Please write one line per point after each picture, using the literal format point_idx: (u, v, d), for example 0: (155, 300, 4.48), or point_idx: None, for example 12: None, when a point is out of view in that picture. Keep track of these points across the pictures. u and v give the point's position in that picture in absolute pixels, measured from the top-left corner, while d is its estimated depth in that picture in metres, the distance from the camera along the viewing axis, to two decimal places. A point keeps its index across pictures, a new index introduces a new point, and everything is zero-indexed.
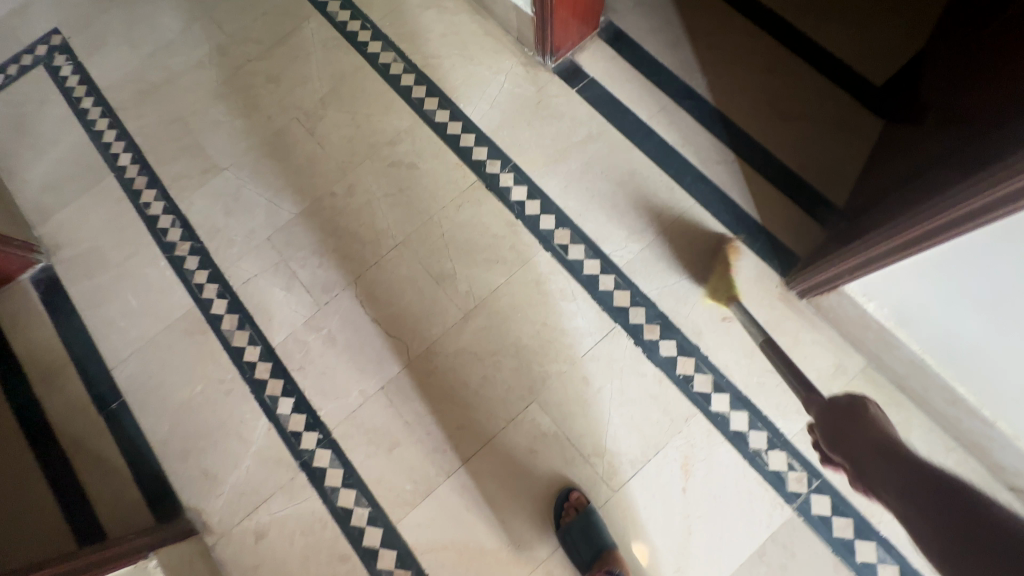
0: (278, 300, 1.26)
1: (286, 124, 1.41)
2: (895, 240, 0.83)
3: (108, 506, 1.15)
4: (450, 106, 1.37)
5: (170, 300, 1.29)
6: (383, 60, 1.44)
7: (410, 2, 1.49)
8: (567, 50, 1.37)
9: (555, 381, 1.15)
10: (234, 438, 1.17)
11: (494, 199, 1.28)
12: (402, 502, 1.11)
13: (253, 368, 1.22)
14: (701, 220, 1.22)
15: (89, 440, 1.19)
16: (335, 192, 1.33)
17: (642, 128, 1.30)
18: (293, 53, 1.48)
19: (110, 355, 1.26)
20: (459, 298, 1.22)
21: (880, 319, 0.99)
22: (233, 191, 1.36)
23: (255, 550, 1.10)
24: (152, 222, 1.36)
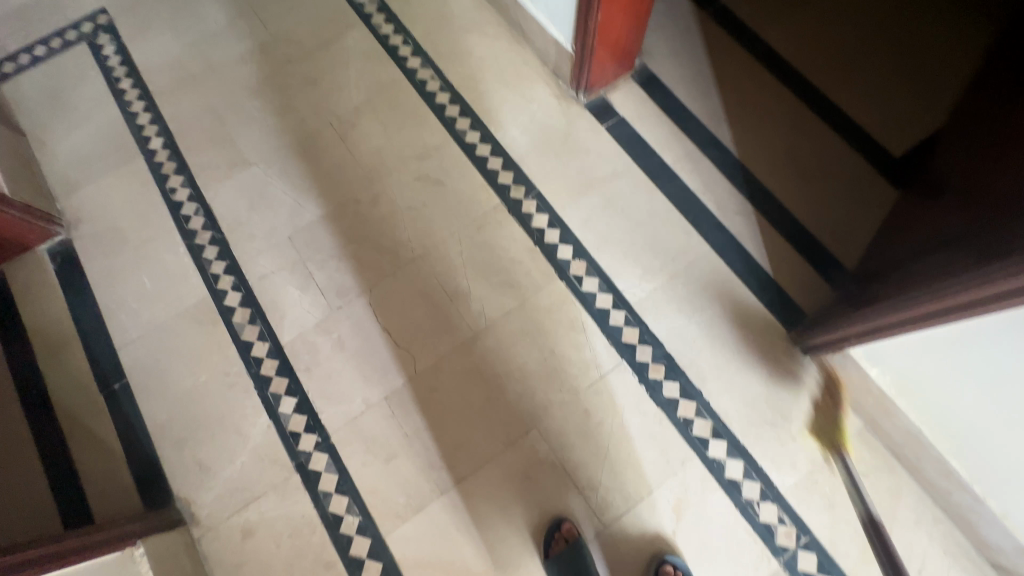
0: (292, 299, 1.27)
1: (318, 127, 1.44)
2: (903, 313, 0.86)
3: (97, 486, 1.14)
4: (481, 128, 1.41)
5: (184, 287, 1.30)
6: (420, 76, 1.48)
7: (453, 24, 1.53)
8: (600, 88, 1.41)
9: (557, 409, 1.16)
10: (232, 432, 1.18)
11: (515, 223, 1.31)
12: (393, 514, 1.11)
13: (259, 363, 1.23)
14: (715, 267, 1.25)
15: (87, 418, 1.19)
16: (360, 199, 1.36)
17: (665, 171, 1.34)
18: (333, 59, 1.51)
19: (118, 336, 1.26)
20: (470, 317, 1.24)
21: (882, 386, 1.02)
22: (259, 186, 1.39)
23: (240, 548, 1.10)
24: (176, 208, 1.38)
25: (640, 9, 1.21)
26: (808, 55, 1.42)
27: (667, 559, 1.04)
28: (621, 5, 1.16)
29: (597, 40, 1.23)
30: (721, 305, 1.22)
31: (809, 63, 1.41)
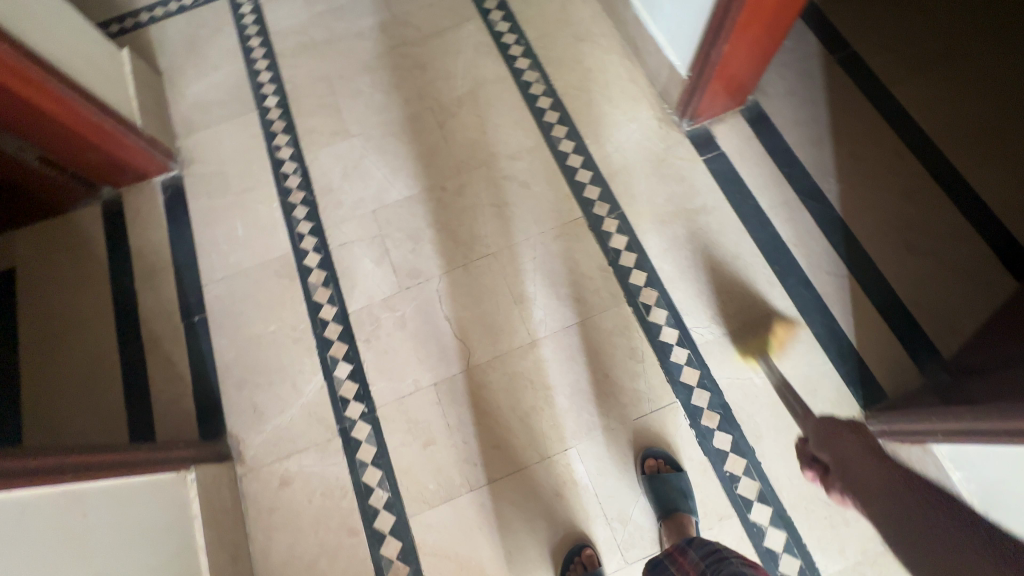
0: (366, 271, 1.32)
1: (420, 111, 1.48)
2: (980, 425, 0.80)
3: (163, 406, 1.23)
4: (577, 139, 1.40)
5: (271, 240, 1.38)
6: (526, 77, 1.49)
7: (568, 31, 1.53)
8: (706, 118, 1.37)
9: (600, 433, 1.14)
10: (289, 384, 1.24)
11: (592, 239, 1.30)
12: (421, 498, 1.13)
13: (325, 326, 1.28)
14: (793, 325, 1.19)
15: (166, 342, 1.29)
16: (446, 188, 1.39)
17: (758, 215, 1.28)
18: (446, 47, 1.55)
19: (206, 273, 1.36)
20: (531, 323, 1.24)
21: (964, 493, 0.93)
22: (355, 158, 1.45)
23: (275, 494, 1.15)
24: (277, 165, 1.46)
25: (768, 46, 1.16)
26: (941, 118, 1.32)
27: (648, 453, 1.11)
28: (749, 40, 1.12)
29: (716, 71, 1.20)
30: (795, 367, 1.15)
31: (940, 128, 1.31)
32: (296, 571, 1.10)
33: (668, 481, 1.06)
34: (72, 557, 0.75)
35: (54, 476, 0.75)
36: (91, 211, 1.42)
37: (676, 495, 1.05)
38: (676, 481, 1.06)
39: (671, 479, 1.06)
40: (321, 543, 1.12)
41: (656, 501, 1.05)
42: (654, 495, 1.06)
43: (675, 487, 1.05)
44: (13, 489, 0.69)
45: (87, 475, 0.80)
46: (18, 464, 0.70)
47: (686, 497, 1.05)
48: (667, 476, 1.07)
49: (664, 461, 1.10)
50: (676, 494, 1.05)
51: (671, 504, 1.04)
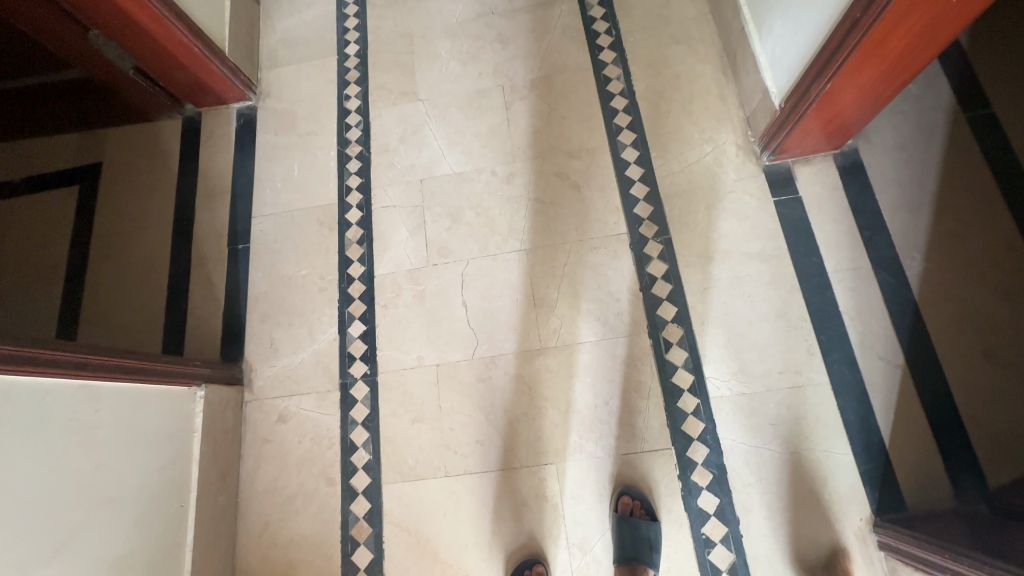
0: (400, 238, 1.34)
1: (490, 87, 1.44)
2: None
3: (196, 320, 1.33)
4: (642, 149, 1.32)
5: (321, 187, 1.42)
6: (608, 72, 1.40)
7: (665, 30, 1.41)
8: (791, 155, 1.23)
9: (583, 459, 1.12)
10: (306, 329, 1.30)
11: (630, 260, 1.23)
12: (398, 469, 1.17)
13: (350, 282, 1.32)
14: (822, 403, 1.09)
15: (210, 263, 1.38)
16: (496, 173, 1.36)
17: (819, 276, 1.16)
18: (533, 25, 1.49)
19: (257, 205, 1.43)
20: (544, 331, 1.21)
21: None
22: (417, 123, 1.44)
23: (272, 427, 1.23)
24: (343, 115, 1.49)
25: (882, 89, 1.01)
26: None
27: (625, 491, 1.08)
28: (861, 77, 0.97)
29: (813, 107, 1.05)
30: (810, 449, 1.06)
31: None
32: (274, 502, 1.19)
33: (636, 526, 1.03)
34: (61, 445, 0.83)
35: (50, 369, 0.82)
36: (173, 125, 1.52)
37: (642, 541, 1.03)
38: (647, 528, 1.04)
39: (643, 525, 1.04)
40: (300, 483, 1.19)
41: (620, 542, 1.04)
42: (620, 536, 1.04)
43: (643, 534, 1.03)
44: (12, 373, 0.76)
45: (90, 373, 0.88)
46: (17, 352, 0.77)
47: (651, 548, 1.03)
48: (640, 521, 1.04)
49: (640, 504, 1.06)
50: (641, 541, 1.03)
51: (635, 550, 1.03)
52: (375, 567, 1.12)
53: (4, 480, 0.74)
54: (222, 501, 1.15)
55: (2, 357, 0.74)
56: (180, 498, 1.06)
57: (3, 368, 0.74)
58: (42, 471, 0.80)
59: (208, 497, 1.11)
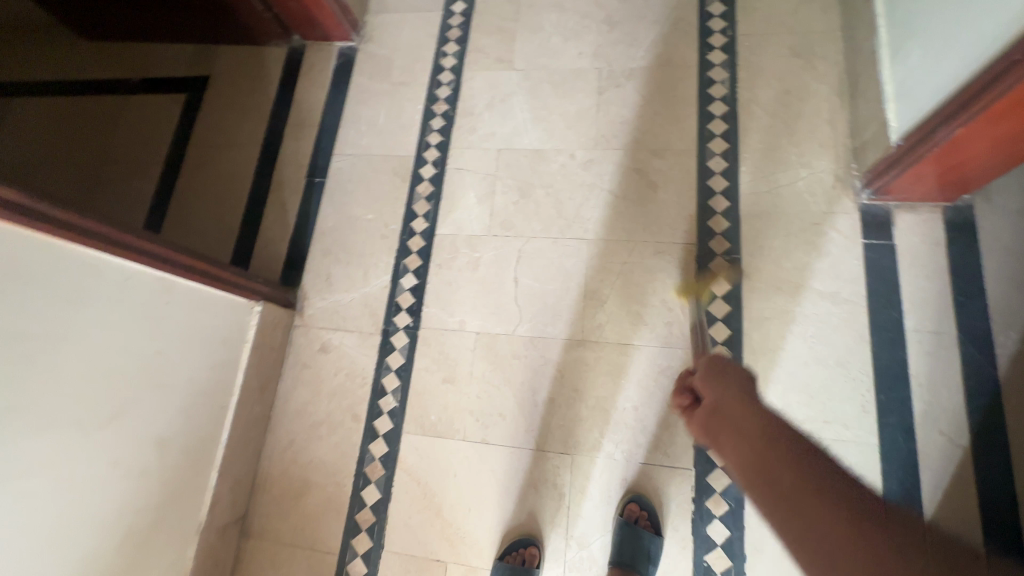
0: (467, 202, 1.35)
1: (587, 69, 1.41)
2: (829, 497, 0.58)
3: (264, 241, 1.41)
4: (732, 161, 1.25)
5: (402, 138, 1.45)
6: (713, 74, 1.34)
7: (784, 39, 1.32)
8: (895, 198, 1.13)
9: (599, 458, 1.11)
10: (362, 271, 1.35)
11: (692, 272, 1.19)
12: (419, 422, 1.21)
13: (411, 236, 1.35)
14: (862, 464, 1.03)
15: (287, 189, 1.45)
16: (574, 157, 1.34)
17: (894, 332, 1.08)
18: (645, 12, 1.43)
19: (340, 144, 1.48)
20: (588, 323, 1.20)
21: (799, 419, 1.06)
22: (506, 92, 1.44)
23: (313, 355, 1.30)
24: (437, 72, 1.50)
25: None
26: None
27: (634, 499, 1.07)
28: (1002, 129, 0.87)
29: (934, 152, 0.96)
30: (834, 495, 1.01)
31: None
32: (302, 424, 1.25)
33: (637, 534, 1.02)
34: (131, 326, 0.91)
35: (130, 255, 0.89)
36: (279, 52, 1.58)
37: (641, 551, 1.02)
38: (650, 540, 1.02)
39: (646, 535, 1.02)
40: (328, 412, 1.25)
41: (618, 546, 1.03)
42: (621, 540, 1.03)
43: (644, 545, 1.02)
44: (91, 250, 0.84)
45: (165, 267, 0.95)
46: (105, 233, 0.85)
47: (649, 560, 1.02)
48: (643, 531, 1.03)
49: (646, 515, 1.05)
50: (639, 551, 1.02)
51: (632, 558, 1.01)
52: (381, 507, 1.17)
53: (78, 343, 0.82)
54: (257, 412, 1.23)
55: (84, 232, 0.82)
56: (222, 400, 1.14)
57: (86, 243, 0.83)
58: (112, 345, 0.88)
59: (247, 405, 1.19)
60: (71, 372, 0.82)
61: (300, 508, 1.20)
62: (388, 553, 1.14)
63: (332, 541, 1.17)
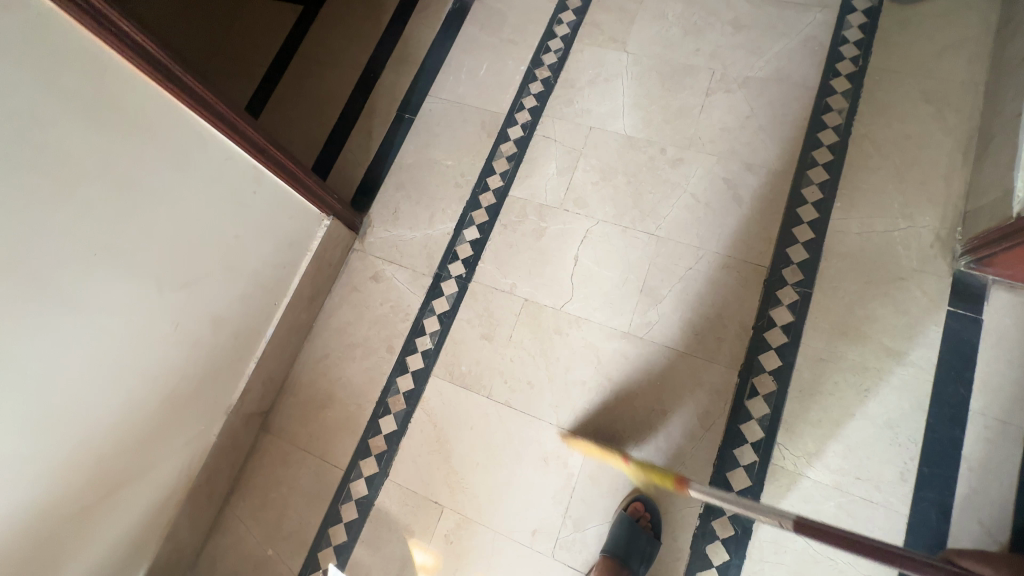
0: (546, 172, 1.35)
1: (700, 68, 1.37)
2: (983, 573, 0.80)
3: (344, 162, 1.45)
4: (827, 194, 1.20)
5: (497, 95, 1.45)
6: (831, 102, 1.27)
7: (917, 82, 1.24)
8: (996, 272, 1.06)
9: (616, 451, 1.11)
10: (429, 213, 1.37)
11: (757, 294, 1.16)
12: (450, 370, 1.23)
13: (484, 191, 1.36)
14: (885, 532, 0.98)
15: (376, 118, 1.48)
16: (665, 153, 1.31)
17: (957, 408, 1.02)
18: (776, 22, 1.37)
19: (437, 86, 1.49)
20: (638, 318, 1.19)
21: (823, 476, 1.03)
22: (612, 72, 1.41)
23: (364, 281, 1.33)
24: (548, 37, 1.49)
25: None
26: None
27: (639, 498, 1.06)
28: None
29: None
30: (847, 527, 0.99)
31: None
32: (339, 342, 1.29)
33: (635, 531, 1.02)
34: (221, 205, 0.96)
35: (233, 136, 0.93)
36: None
37: (636, 550, 1.01)
38: (647, 540, 1.02)
39: (645, 536, 1.02)
40: (366, 337, 1.29)
41: (615, 540, 1.01)
42: (618, 534, 1.02)
43: (640, 544, 1.01)
44: (202, 122, 0.88)
45: (258, 157, 0.99)
46: (216, 108, 0.89)
47: (641, 559, 1.01)
48: (643, 531, 1.02)
49: (648, 516, 1.04)
50: (633, 548, 1.00)
51: (625, 554, 1.00)
52: (394, 438, 1.20)
53: (173, 208, 0.88)
54: (302, 319, 1.27)
55: (201, 103, 0.87)
56: (276, 298, 1.19)
57: (198, 112, 0.86)
58: (200, 217, 0.93)
59: (295, 310, 1.24)
60: (157, 230, 0.86)
61: (319, 418, 1.25)
62: (391, 483, 1.17)
63: (342, 457, 1.21)
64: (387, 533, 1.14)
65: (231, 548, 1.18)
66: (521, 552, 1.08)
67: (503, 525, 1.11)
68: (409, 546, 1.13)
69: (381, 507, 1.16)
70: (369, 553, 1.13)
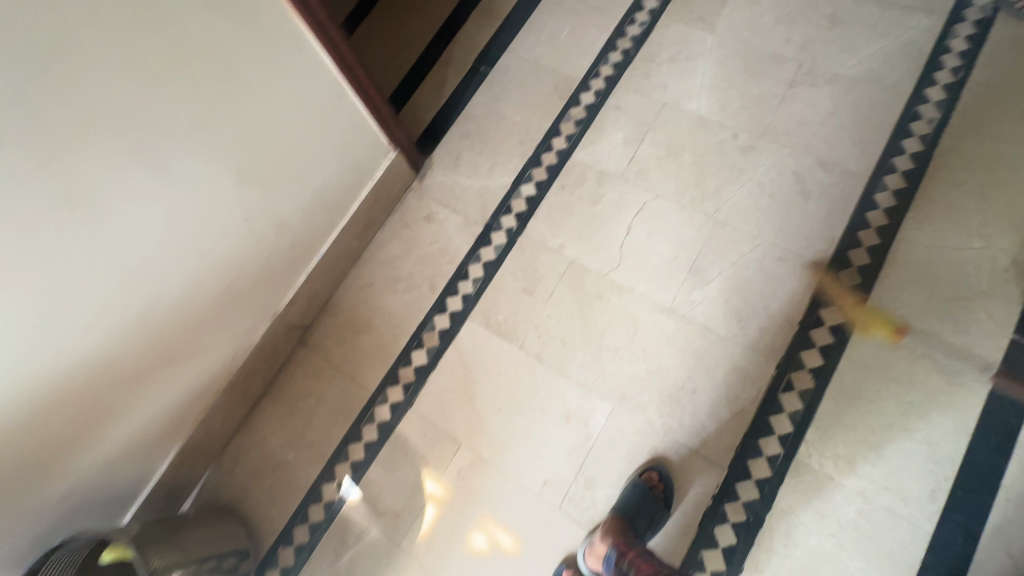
0: (612, 141, 1.35)
1: (787, 59, 1.33)
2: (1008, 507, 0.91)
3: (415, 105, 1.48)
4: (902, 203, 1.16)
5: (575, 59, 1.45)
6: (922, 109, 1.22)
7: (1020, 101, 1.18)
8: None
9: (638, 420, 1.11)
10: (489, 165, 1.39)
11: (809, 291, 1.13)
12: (486, 317, 1.25)
13: (547, 150, 1.37)
14: (904, 547, 0.96)
15: (453, 67, 1.51)
16: (736, 138, 1.29)
17: (1003, 437, 0.98)
18: (876, 21, 1.32)
19: (516, 43, 1.50)
20: (682, 297, 1.18)
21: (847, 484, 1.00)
22: (695, 52, 1.39)
23: (417, 219, 1.36)
24: (635, 10, 1.47)
25: None
26: None
27: (654, 466, 1.06)
28: None
29: None
30: (868, 536, 0.97)
31: None
32: (384, 273, 1.33)
33: (646, 496, 1.02)
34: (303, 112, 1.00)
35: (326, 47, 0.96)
36: None
37: (645, 513, 1.01)
38: (657, 507, 1.03)
39: (655, 502, 1.03)
40: (410, 273, 1.32)
41: (625, 500, 1.03)
42: (630, 495, 1.03)
43: (650, 508, 1.02)
44: (302, 26, 0.92)
45: (344, 73, 1.02)
46: (316, 15, 0.92)
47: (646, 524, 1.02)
48: (655, 498, 1.03)
49: (660, 485, 1.05)
50: (641, 511, 1.01)
51: (634, 513, 1.01)
52: (423, 372, 1.24)
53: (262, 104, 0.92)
54: (354, 245, 1.31)
55: (304, 7, 0.90)
56: (335, 218, 1.23)
57: (301, 16, 0.90)
58: (283, 119, 0.97)
59: (349, 234, 1.28)
60: (244, 121, 0.91)
61: (355, 342, 1.29)
62: (413, 413, 1.21)
63: (370, 381, 1.25)
64: (403, 459, 1.18)
65: (256, 447, 1.24)
66: (529, 499, 1.11)
67: (516, 471, 1.13)
68: (422, 475, 1.16)
69: (401, 433, 1.20)
70: (383, 474, 1.18)
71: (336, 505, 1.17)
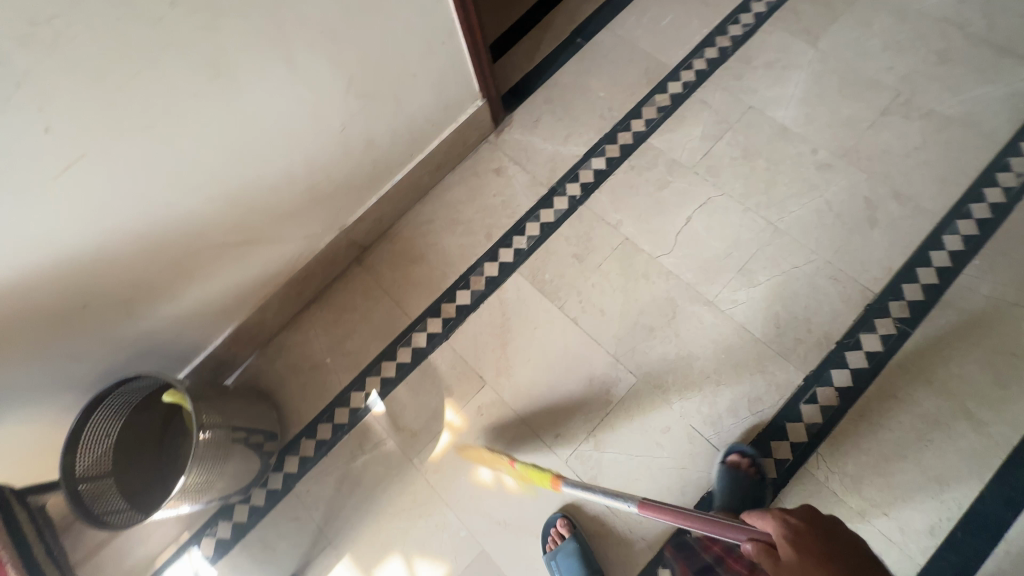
0: (690, 132, 1.37)
1: (885, 87, 1.32)
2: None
3: (507, 63, 1.54)
4: (970, 249, 1.15)
5: (671, 47, 1.47)
6: (1014, 162, 1.20)
7: None
8: None
9: (658, 398, 1.15)
10: (566, 132, 1.43)
11: (854, 315, 1.15)
12: (533, 273, 1.31)
13: (624, 130, 1.40)
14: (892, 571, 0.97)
15: (550, 34, 1.55)
16: (815, 154, 1.29)
17: (1018, 492, 0.99)
18: (987, 67, 1.29)
19: (617, 22, 1.53)
20: (726, 293, 1.21)
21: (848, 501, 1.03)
22: (792, 62, 1.39)
23: (486, 170, 1.42)
24: (741, 10, 1.48)
25: None
26: None
27: (733, 447, 1.08)
28: None
29: None
30: None
31: None
32: (446, 213, 1.40)
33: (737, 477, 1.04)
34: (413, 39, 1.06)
35: None
36: None
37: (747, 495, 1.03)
38: (756, 487, 1.04)
39: (752, 481, 1.04)
40: (470, 218, 1.38)
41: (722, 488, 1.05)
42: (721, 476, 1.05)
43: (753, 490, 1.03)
44: None
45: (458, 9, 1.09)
46: None
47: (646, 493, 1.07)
48: (749, 477, 1.04)
49: (747, 462, 1.06)
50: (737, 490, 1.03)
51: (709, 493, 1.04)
52: (463, 311, 1.31)
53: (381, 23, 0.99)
54: (424, 181, 1.38)
55: None
56: (414, 151, 1.30)
57: None
58: (395, 41, 1.04)
59: (423, 169, 1.35)
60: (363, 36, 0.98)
61: (407, 270, 1.36)
62: (447, 346, 1.28)
63: (413, 308, 1.33)
64: (430, 385, 1.26)
65: (299, 345, 1.34)
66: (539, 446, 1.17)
67: (533, 418, 1.19)
68: (445, 403, 1.24)
69: (433, 361, 1.28)
70: (409, 394, 1.26)
71: (360, 412, 1.26)
